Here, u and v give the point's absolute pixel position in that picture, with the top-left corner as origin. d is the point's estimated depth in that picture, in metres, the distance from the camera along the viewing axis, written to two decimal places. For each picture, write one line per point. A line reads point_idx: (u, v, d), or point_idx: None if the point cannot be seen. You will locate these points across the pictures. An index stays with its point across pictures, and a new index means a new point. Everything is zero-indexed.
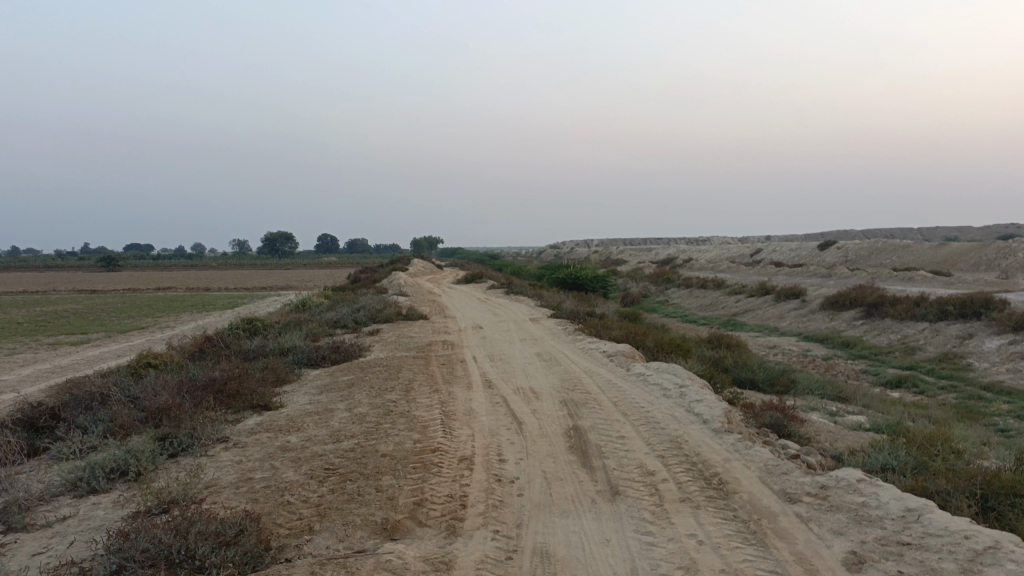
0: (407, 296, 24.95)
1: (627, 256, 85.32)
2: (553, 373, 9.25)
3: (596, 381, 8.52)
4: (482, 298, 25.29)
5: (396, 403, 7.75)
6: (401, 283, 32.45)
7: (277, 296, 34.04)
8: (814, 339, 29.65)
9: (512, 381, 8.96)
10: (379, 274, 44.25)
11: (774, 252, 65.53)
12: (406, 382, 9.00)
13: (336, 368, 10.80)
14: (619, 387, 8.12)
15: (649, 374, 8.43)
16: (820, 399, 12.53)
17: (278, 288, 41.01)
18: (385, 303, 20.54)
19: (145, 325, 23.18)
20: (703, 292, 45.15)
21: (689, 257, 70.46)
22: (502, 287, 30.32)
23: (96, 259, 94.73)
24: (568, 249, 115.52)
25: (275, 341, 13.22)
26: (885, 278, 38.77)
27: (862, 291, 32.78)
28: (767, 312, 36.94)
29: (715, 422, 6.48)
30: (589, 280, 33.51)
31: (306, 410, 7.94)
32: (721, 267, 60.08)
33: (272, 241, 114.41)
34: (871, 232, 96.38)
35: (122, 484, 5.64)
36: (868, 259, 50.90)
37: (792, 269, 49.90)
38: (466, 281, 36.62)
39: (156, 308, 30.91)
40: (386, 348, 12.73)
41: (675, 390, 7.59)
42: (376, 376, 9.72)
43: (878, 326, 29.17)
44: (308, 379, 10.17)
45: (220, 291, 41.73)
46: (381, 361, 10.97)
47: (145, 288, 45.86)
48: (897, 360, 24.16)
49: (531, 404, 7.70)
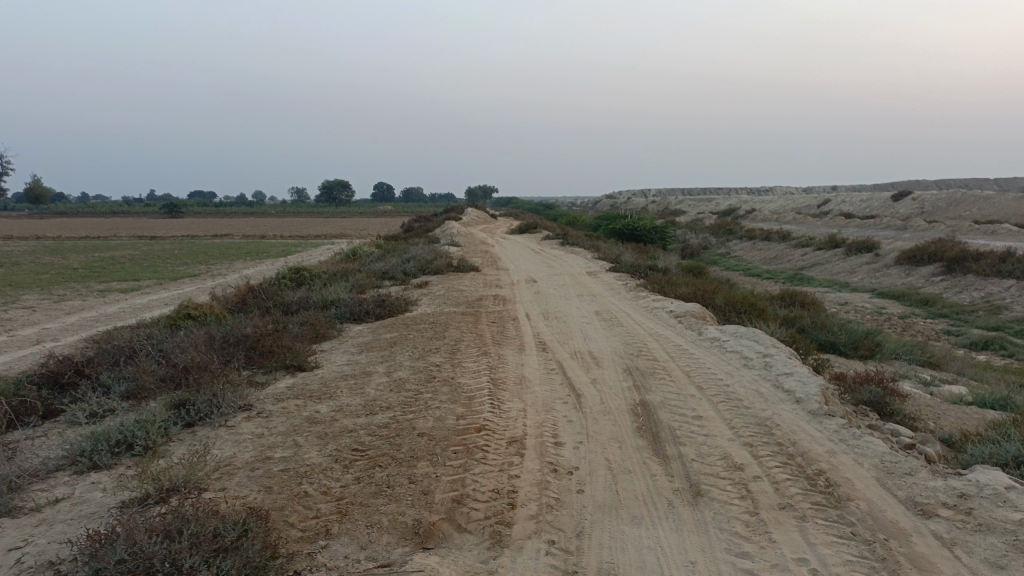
0: (459, 246, 24.16)
1: (686, 207, 82.90)
2: (615, 335, 8.33)
3: (664, 347, 7.57)
4: (536, 248, 24.33)
5: (440, 368, 6.95)
6: (454, 232, 31.65)
7: (329, 244, 33.67)
8: (888, 296, 27.92)
9: (569, 343, 8.07)
10: (432, 223, 43.59)
11: (843, 204, 62.59)
12: (452, 342, 8.21)
13: (380, 323, 10.06)
14: (692, 355, 7.17)
15: (725, 340, 7.44)
16: (908, 366, 11.33)
17: (331, 237, 40.68)
18: (436, 254, 19.75)
19: (196, 273, 22.96)
20: (766, 245, 43.22)
21: (751, 209, 67.90)
22: (557, 238, 29.27)
23: (159, 207, 96.80)
24: (625, 199, 113.11)
25: (319, 294, 12.55)
26: (966, 231, 36.32)
27: (942, 245, 30.70)
28: (836, 267, 35.05)
29: (811, 402, 5.50)
30: (647, 231, 32.18)
31: (342, 372, 7.22)
32: (785, 218, 57.70)
33: (328, 189, 114.90)
34: (945, 182, 91.47)
35: (126, 460, 4.98)
36: (946, 211, 47.95)
37: (863, 221, 47.37)
38: (521, 231, 35.66)
39: (209, 255, 30.81)
40: (434, 302, 11.98)
41: (758, 360, 6.60)
42: (420, 334, 8.96)
43: (960, 282, 27.26)
44: (350, 336, 9.45)
45: (274, 239, 41.68)
46: (428, 318, 10.18)
47: (202, 235, 46.09)
48: (982, 320, 22.45)
49: (590, 372, 6.81)
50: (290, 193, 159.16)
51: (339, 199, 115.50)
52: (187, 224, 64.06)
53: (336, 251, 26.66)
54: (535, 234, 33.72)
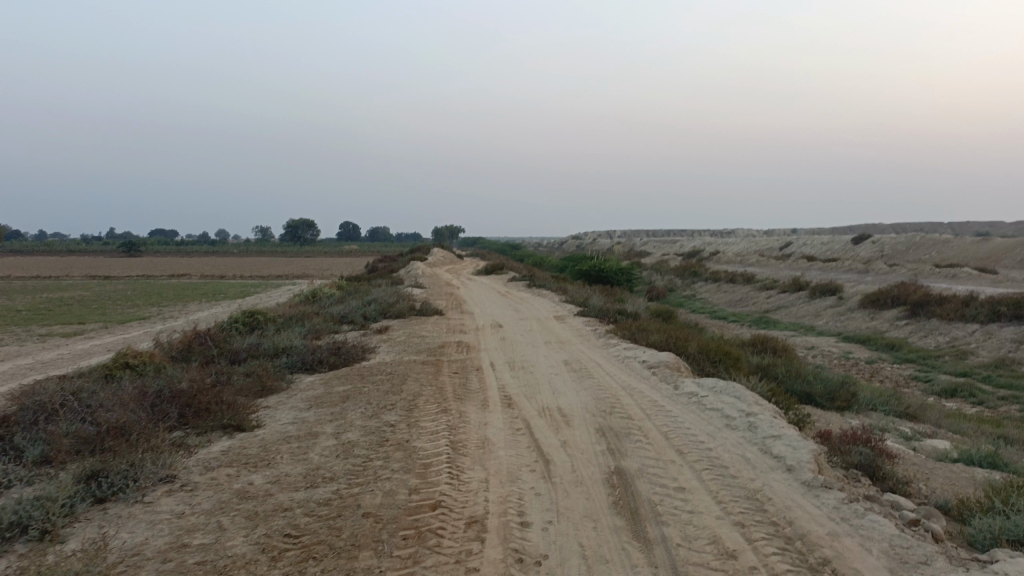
0: (423, 288, 23.53)
1: (651, 248, 83.44)
2: (585, 389, 7.75)
3: (639, 403, 7.01)
4: (502, 291, 23.81)
5: (394, 428, 6.30)
6: (419, 274, 31.06)
7: (289, 285, 32.82)
8: (854, 340, 27.86)
9: (537, 399, 7.47)
10: (397, 264, 42.86)
11: (805, 246, 63.38)
12: (410, 397, 7.56)
13: (333, 374, 9.36)
14: (669, 413, 6.61)
15: (704, 396, 6.91)
16: (886, 418, 10.91)
17: (293, 277, 39.77)
18: (398, 296, 19.08)
19: (146, 315, 21.91)
20: (732, 287, 43.29)
21: (715, 250, 68.46)
22: (524, 279, 28.79)
23: (116, 246, 94.48)
24: (592, 240, 113.79)
25: (271, 341, 11.79)
26: (927, 275, 36.72)
27: (904, 289, 30.89)
28: (801, 310, 35.08)
29: (804, 471, 4.95)
30: (614, 273, 31.90)
31: (286, 433, 6.52)
32: (750, 260, 58.13)
33: (293, 228, 113.69)
34: (902, 225, 93.57)
35: (17, 547, 4.22)
36: (906, 254, 48.68)
37: (825, 264, 47.83)
38: (487, 272, 35.15)
39: (164, 296, 29.75)
40: (393, 350, 11.31)
41: (741, 420, 6.06)
42: (375, 387, 8.29)
43: (924, 326, 27.30)
44: (299, 388, 8.74)
45: (234, 279, 40.63)
46: (385, 368, 9.51)
47: (159, 275, 44.82)
48: (949, 365, 22.37)
49: (559, 433, 6.21)
50: (255, 231, 157.46)
51: (304, 238, 114.23)
52: (143, 263, 62.33)
53: (296, 292, 25.83)
54: (501, 276, 33.24)
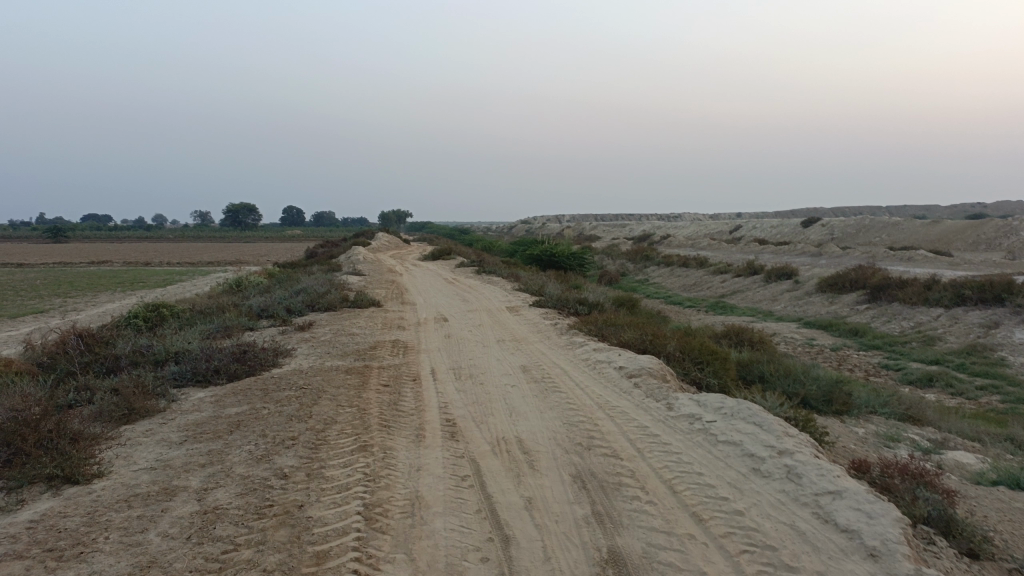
0: (361, 275, 21.48)
1: (602, 232, 82.28)
2: (552, 410, 5.95)
3: (626, 433, 5.24)
4: (447, 277, 21.92)
5: (287, 482, 4.41)
6: (359, 259, 28.90)
7: (217, 273, 30.33)
8: (815, 325, 26.76)
9: (488, 425, 5.64)
10: (338, 249, 40.45)
11: (755, 229, 62.95)
12: (318, 425, 5.67)
13: (229, 389, 7.35)
14: (669, 449, 4.86)
15: (711, 422, 5.18)
16: (891, 424, 9.43)
17: (224, 264, 37.06)
18: (330, 285, 17.00)
19: (44, 308, 19.32)
20: (685, 271, 42.16)
21: (667, 234, 67.63)
22: (471, 265, 26.86)
23: (39, 232, 89.06)
24: (541, 224, 111.84)
25: (162, 343, 9.70)
26: (882, 258, 36.09)
27: (863, 272, 30.05)
28: (757, 294, 34.08)
29: (897, 560, 3.26)
30: (566, 257, 30.24)
31: (132, 493, 4.56)
32: (701, 243, 57.33)
33: (234, 213, 109.20)
34: (843, 210, 94.50)
35: None
36: (856, 237, 48.26)
37: (777, 247, 47.09)
38: (433, 257, 33.17)
39: (74, 285, 26.98)
40: (313, 353, 9.38)
41: (776, 465, 4.34)
42: (278, 408, 6.38)
43: (887, 311, 26.36)
44: (180, 411, 6.74)
45: (159, 266, 37.68)
46: (298, 378, 7.59)
47: (77, 262, 41.58)
48: (918, 352, 21.36)
49: (523, 485, 4.39)
50: (194, 216, 151.52)
51: (245, 222, 109.78)
52: (62, 249, 58.19)
53: (220, 281, 23.47)
54: (447, 262, 31.29)
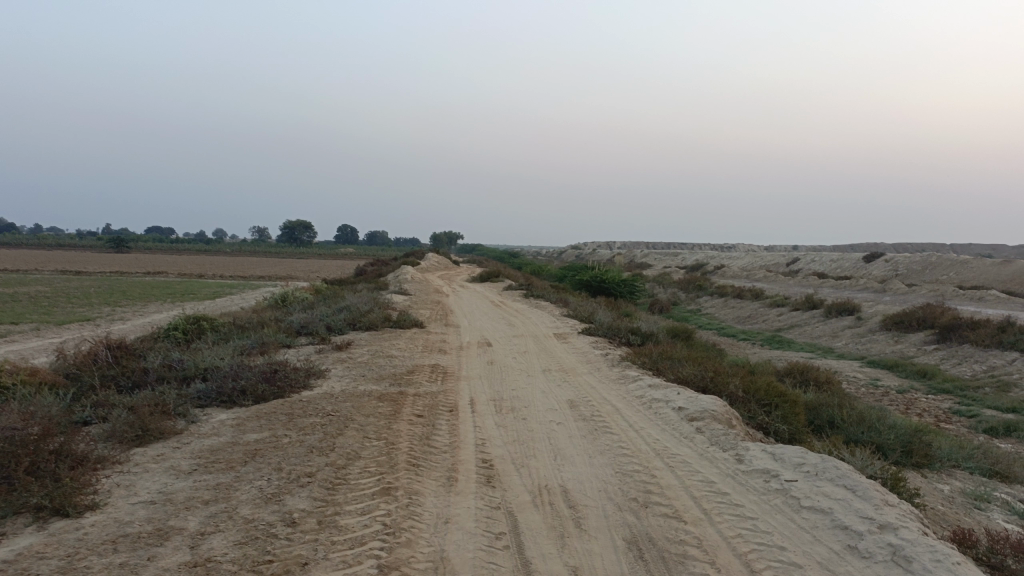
0: (407, 295, 21.05)
1: (653, 260, 81.02)
2: (602, 456, 5.24)
3: (690, 487, 4.50)
4: (495, 301, 21.37)
5: (294, 531, 3.81)
6: (406, 279, 28.56)
7: (266, 288, 30.38)
8: (879, 365, 25.33)
9: (529, 470, 4.97)
10: (387, 268, 40.33)
11: (813, 262, 61.04)
12: (339, 460, 5.07)
13: (253, 412, 6.85)
14: (741, 513, 4.11)
15: (791, 482, 4.42)
16: (980, 481, 8.44)
17: (275, 279, 37.22)
18: (374, 303, 16.57)
19: (91, 317, 19.33)
20: (739, 303, 40.85)
21: (720, 264, 66.10)
22: (519, 288, 26.27)
23: (103, 241, 91.69)
24: (591, 250, 110.90)
25: (193, 358, 9.31)
26: (951, 297, 34.31)
27: (931, 310, 28.50)
28: (816, 329, 32.67)
29: None
30: (617, 284, 29.45)
31: (123, 533, 4.00)
32: (756, 275, 55.77)
33: (290, 230, 110.95)
34: (905, 245, 91.31)
35: None
36: (922, 274, 46.20)
37: (837, 282, 45.33)
38: (481, 279, 32.72)
39: (127, 295, 27.24)
40: (347, 375, 8.85)
41: (879, 543, 3.57)
42: (300, 435, 5.81)
43: (957, 353, 24.84)
44: (197, 434, 6.24)
45: (212, 279, 38.03)
46: (327, 403, 7.05)
47: (133, 273, 42.37)
48: (994, 398, 19.92)
49: (567, 551, 3.70)
50: (252, 231, 154.83)
51: (300, 239, 111.42)
52: (121, 259, 59.54)
53: (267, 296, 23.34)
54: (495, 284, 30.78)
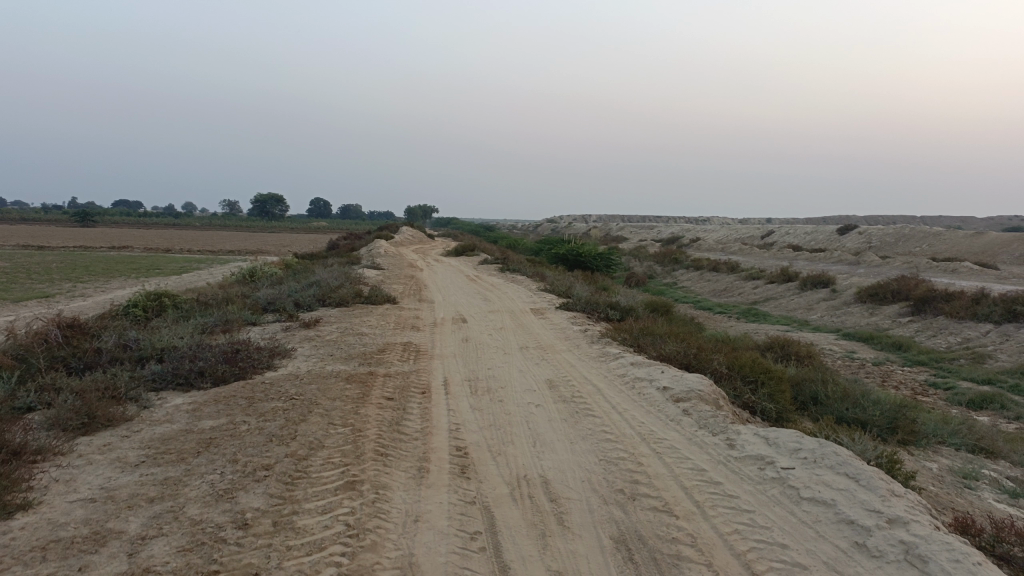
0: (380, 269, 20.55)
1: (629, 233, 80.83)
2: (584, 442, 4.90)
3: (680, 478, 4.17)
4: (470, 275, 20.94)
5: (244, 535, 3.41)
6: (380, 253, 28.00)
7: (236, 262, 29.67)
8: (855, 338, 25.34)
9: (506, 459, 4.60)
10: (360, 242, 39.61)
11: (788, 235, 61.21)
12: (300, 449, 4.67)
13: (212, 396, 6.42)
14: (737, 506, 3.78)
15: (789, 471, 4.11)
16: (966, 458, 8.25)
17: (245, 254, 36.37)
18: (346, 278, 16.07)
19: (51, 293, 18.59)
20: (715, 276, 40.79)
21: (696, 237, 66.07)
22: (495, 262, 25.84)
23: (68, 215, 89.44)
24: (567, 223, 110.48)
25: (151, 337, 8.81)
26: (924, 269, 34.50)
27: (906, 282, 28.57)
28: (791, 302, 32.69)
29: None
30: (593, 257, 29.13)
31: (53, 538, 3.57)
32: (731, 248, 55.82)
33: (262, 203, 109.07)
34: (877, 218, 92.05)
35: None
36: (895, 247, 46.49)
37: (812, 254, 45.45)
38: (456, 253, 32.22)
39: (90, 270, 26.40)
40: (315, 354, 8.41)
41: (891, 541, 3.26)
42: (259, 422, 5.39)
43: (932, 325, 24.92)
44: (150, 421, 5.79)
45: (180, 253, 37.11)
46: (291, 385, 6.62)
47: (99, 247, 41.22)
48: (969, 370, 19.96)
49: (550, 553, 3.34)
50: (223, 205, 152.18)
51: (272, 212, 109.61)
52: (87, 233, 58.04)
53: (236, 271, 22.70)
54: (470, 258, 30.33)
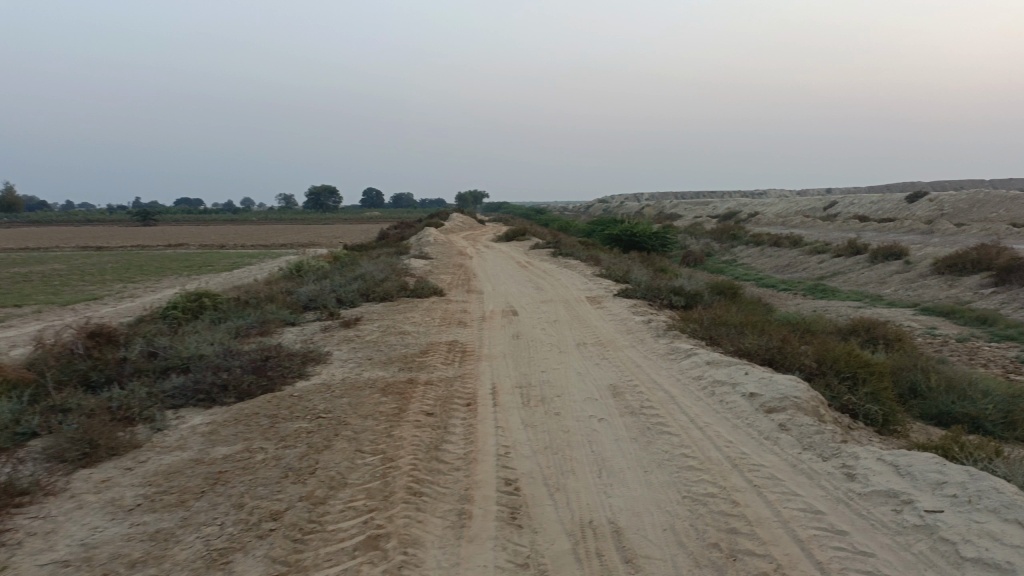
0: (429, 258, 19.87)
1: (683, 211, 78.68)
2: (660, 470, 4.02)
3: (792, 525, 3.25)
4: (521, 261, 20.09)
5: None
6: (429, 242, 27.34)
7: (286, 256, 29.44)
8: (934, 312, 23.63)
9: (566, 497, 3.75)
10: (409, 231, 39.05)
11: (852, 205, 58.50)
12: (318, 488, 3.89)
13: (233, 414, 5.73)
14: (875, 571, 2.84)
15: (937, 515, 3.15)
16: None
17: (296, 247, 36.22)
18: (391, 270, 15.39)
19: (99, 296, 18.39)
20: (777, 251, 39.03)
21: (754, 212, 63.80)
22: (546, 247, 24.91)
23: (129, 216, 91.54)
24: (618, 203, 108.39)
25: (179, 344, 8.22)
26: (1005, 236, 32.22)
27: (987, 251, 26.57)
28: (861, 276, 30.90)
29: None
30: (648, 237, 27.94)
31: None
32: (792, 221, 53.61)
33: (315, 195, 109.91)
34: (944, 184, 87.46)
35: None
36: (969, 213, 43.84)
37: (879, 224, 43.13)
38: (507, 238, 31.38)
39: (143, 269, 26.45)
40: (351, 357, 7.70)
41: None
42: (277, 449, 4.64)
43: (1019, 295, 23.02)
44: (161, 449, 5.12)
45: (232, 249, 37.15)
46: (320, 399, 5.89)
47: (155, 245, 41.68)
48: None
49: None
50: (279, 200, 154.53)
51: (325, 204, 110.56)
52: (144, 232, 59.04)
53: (284, 266, 22.31)
54: (521, 243, 29.46)
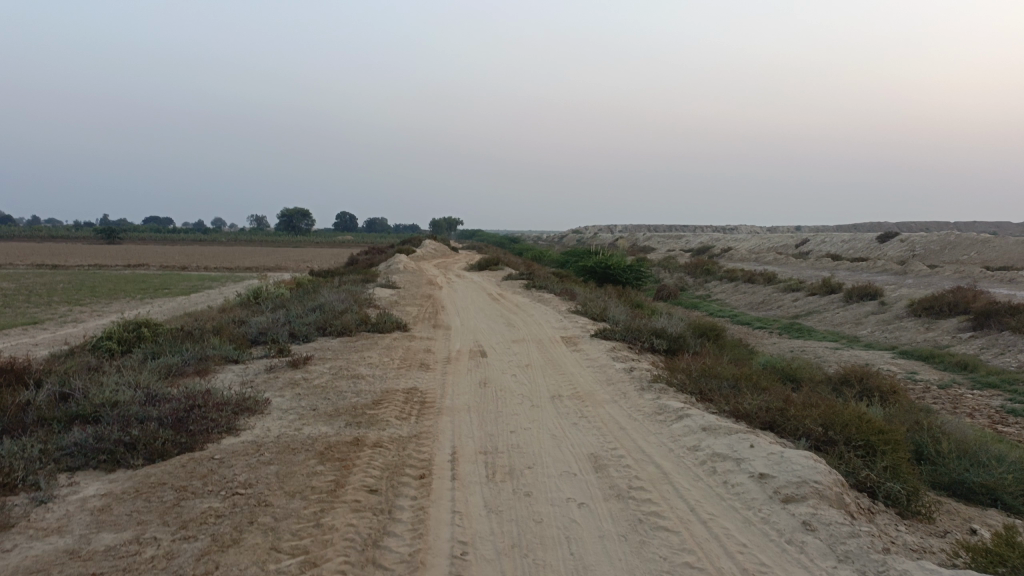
0: (395, 288, 18.87)
1: (656, 244, 78.56)
2: None
3: None
4: (493, 293, 19.23)
5: None
6: (398, 269, 26.36)
7: (248, 280, 28.22)
8: (912, 356, 23.13)
9: None
10: (379, 257, 37.98)
11: (824, 243, 58.64)
12: None
13: (137, 484, 4.73)
14: None
15: None
16: None
17: (261, 271, 34.87)
18: (353, 300, 14.40)
19: (38, 320, 17.06)
20: (751, 288, 38.62)
21: (727, 247, 63.71)
22: (519, 278, 24.05)
23: (93, 234, 89.20)
24: (592, 235, 108.22)
25: (95, 386, 7.15)
26: (979, 279, 32.06)
27: (964, 295, 26.24)
28: (836, 315, 30.48)
29: None
30: (623, 270, 27.24)
31: None
32: (765, 257, 53.47)
33: (287, 218, 108.17)
34: (911, 224, 88.49)
35: None
36: (941, 254, 43.93)
37: (853, 263, 42.98)
38: (479, 268, 30.51)
39: (95, 291, 25.03)
40: (292, 407, 6.71)
41: None
42: (174, 544, 3.65)
43: (997, 340, 22.61)
44: (35, 532, 4.10)
45: (194, 271, 35.68)
46: (245, 464, 4.91)
47: (112, 265, 39.98)
48: None
49: None
50: (249, 221, 152.32)
51: (297, 227, 108.93)
52: (105, 251, 57.05)
53: (243, 291, 21.14)
54: (493, 273, 28.56)
